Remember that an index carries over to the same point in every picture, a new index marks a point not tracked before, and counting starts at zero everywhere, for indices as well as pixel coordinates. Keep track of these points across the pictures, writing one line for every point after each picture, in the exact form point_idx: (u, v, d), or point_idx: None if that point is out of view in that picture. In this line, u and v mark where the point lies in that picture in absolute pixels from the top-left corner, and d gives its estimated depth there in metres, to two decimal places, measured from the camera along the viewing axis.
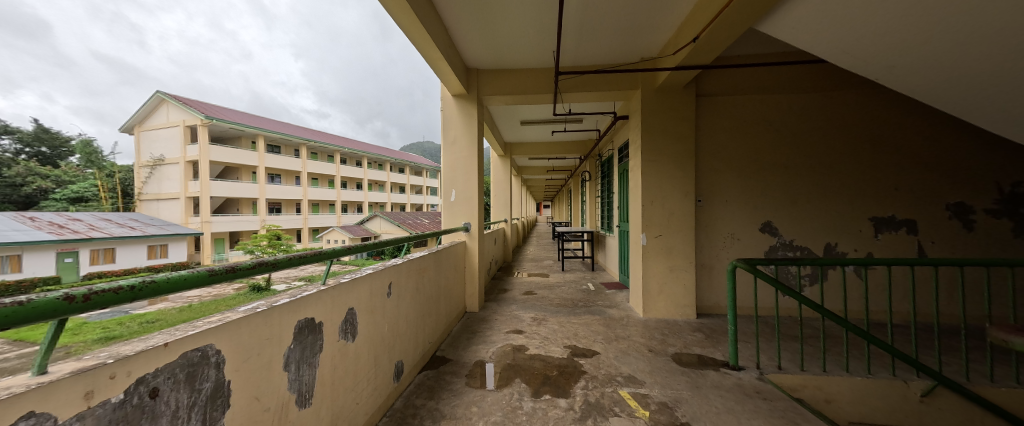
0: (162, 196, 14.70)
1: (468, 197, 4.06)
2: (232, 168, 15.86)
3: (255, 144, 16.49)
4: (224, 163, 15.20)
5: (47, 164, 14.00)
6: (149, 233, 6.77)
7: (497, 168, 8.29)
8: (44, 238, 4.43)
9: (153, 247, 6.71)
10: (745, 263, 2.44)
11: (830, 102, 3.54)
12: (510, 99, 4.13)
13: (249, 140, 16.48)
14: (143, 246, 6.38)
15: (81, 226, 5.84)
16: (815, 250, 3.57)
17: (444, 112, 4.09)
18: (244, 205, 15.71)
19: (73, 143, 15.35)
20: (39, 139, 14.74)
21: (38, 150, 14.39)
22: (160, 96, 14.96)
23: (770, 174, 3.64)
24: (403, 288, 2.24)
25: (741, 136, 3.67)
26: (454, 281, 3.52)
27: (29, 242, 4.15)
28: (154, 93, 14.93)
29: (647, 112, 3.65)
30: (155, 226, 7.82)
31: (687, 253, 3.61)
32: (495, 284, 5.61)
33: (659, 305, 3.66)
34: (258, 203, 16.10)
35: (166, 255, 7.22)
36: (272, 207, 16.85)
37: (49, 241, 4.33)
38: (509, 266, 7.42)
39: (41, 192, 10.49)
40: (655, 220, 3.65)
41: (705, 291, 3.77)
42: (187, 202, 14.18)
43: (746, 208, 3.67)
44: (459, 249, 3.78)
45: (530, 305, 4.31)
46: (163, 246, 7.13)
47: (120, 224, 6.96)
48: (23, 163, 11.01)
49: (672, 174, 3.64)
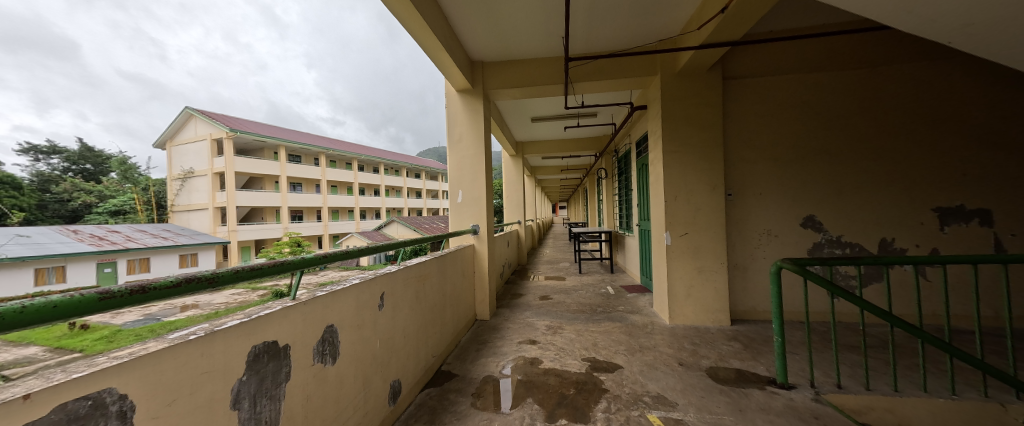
0: (191, 207, 15.32)
1: (476, 198, 3.82)
2: (255, 178, 16.40)
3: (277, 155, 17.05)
4: (248, 174, 15.73)
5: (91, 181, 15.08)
6: (182, 242, 7.15)
7: (508, 168, 8.09)
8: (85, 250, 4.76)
9: (185, 256, 7.12)
10: (793, 264, 2.09)
11: (881, 78, 3.11)
12: (518, 93, 3.88)
13: (271, 150, 17.03)
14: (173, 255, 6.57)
15: (119, 238, 6.31)
16: (868, 247, 3.15)
17: (448, 109, 3.89)
18: (267, 213, 16.17)
19: (112, 160, 16.24)
20: (83, 157, 15.96)
21: (83, 168, 15.61)
22: (188, 112, 15.68)
23: (811, 163, 3.24)
24: (399, 299, 2.02)
25: (777, 121, 3.29)
26: (461, 287, 3.31)
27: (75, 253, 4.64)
28: (182, 109, 15.62)
29: (668, 99, 3.34)
30: (185, 236, 8.18)
31: (717, 253, 3.26)
32: (509, 288, 5.37)
33: (688, 310, 3.31)
34: (280, 211, 16.54)
35: (197, 263, 7.65)
36: (293, 215, 17.27)
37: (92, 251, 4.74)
38: (524, 269, 7.17)
39: (85, 206, 13.11)
40: (680, 217, 3.32)
41: (741, 294, 3.38)
42: (215, 212, 14.74)
43: (784, 201, 3.29)
44: (467, 254, 3.57)
45: (545, 311, 4.04)
46: (194, 254, 7.56)
47: (154, 235, 7.28)
48: (70, 181, 13.75)
49: (698, 166, 3.31)
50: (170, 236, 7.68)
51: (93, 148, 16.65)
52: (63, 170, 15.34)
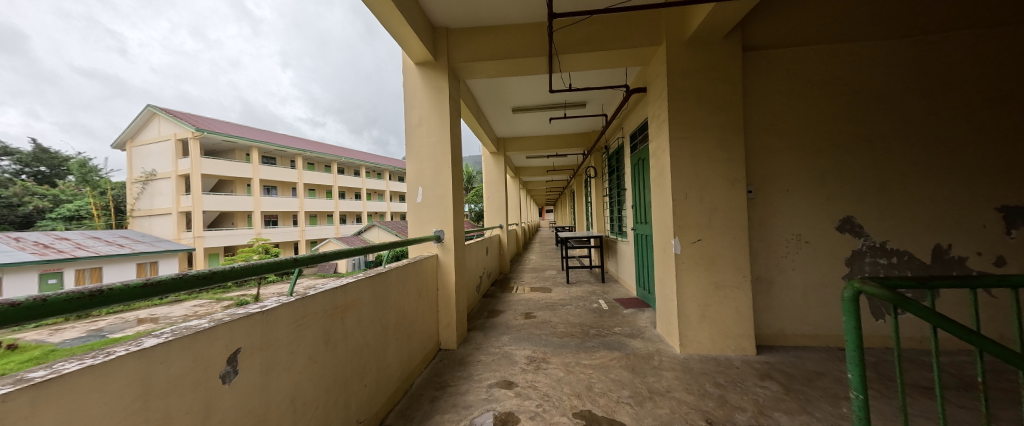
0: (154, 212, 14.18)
1: (439, 197, 3.07)
2: (225, 181, 15.29)
3: (250, 156, 16.04)
4: (216, 176, 14.64)
5: (44, 183, 13.64)
6: (140, 250, 6.38)
7: (490, 167, 7.39)
8: (25, 259, 4.11)
9: (144, 265, 6.38)
10: (899, 294, 1.29)
11: (927, 50, 2.57)
12: (491, 69, 3.18)
13: (243, 152, 15.97)
14: (131, 264, 5.86)
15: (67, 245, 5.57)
16: (918, 256, 2.57)
17: (407, 88, 3.15)
18: (239, 218, 15.10)
19: (69, 161, 14.64)
20: (37, 158, 14.46)
21: (35, 170, 14.05)
22: (150, 110, 14.33)
23: (845, 152, 2.67)
24: (279, 353, 1.26)
25: (803, 101, 2.72)
26: (416, 311, 2.55)
27: (10, 263, 3.99)
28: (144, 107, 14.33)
29: (676, 74, 2.72)
30: (143, 243, 7.31)
31: (737, 264, 2.63)
32: (487, 303, 4.64)
33: (703, 336, 2.66)
34: (252, 216, 15.37)
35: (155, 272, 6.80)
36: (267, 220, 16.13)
37: (31, 261, 4.11)
38: (507, 278, 6.46)
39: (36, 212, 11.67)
40: (690, 220, 2.69)
41: (765, 314, 2.75)
42: (179, 217, 13.57)
43: (815, 198, 2.69)
44: (426, 267, 2.82)
45: (526, 335, 3.32)
46: (154, 263, 6.70)
47: (107, 240, 6.41)
48: (17, 183, 12.32)
49: (712, 156, 2.68)
50: (129, 242, 6.83)
51: (49, 148, 15.19)
52: (14, 172, 13.87)
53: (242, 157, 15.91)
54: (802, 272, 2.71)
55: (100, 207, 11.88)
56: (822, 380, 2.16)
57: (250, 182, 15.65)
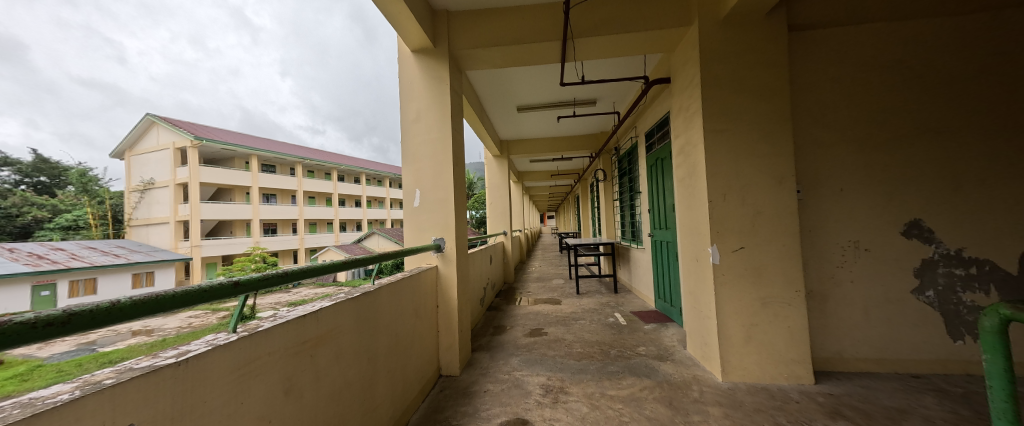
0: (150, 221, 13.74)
1: (439, 200, 2.69)
2: (225, 190, 15.08)
3: (250, 164, 15.84)
4: (216, 185, 14.41)
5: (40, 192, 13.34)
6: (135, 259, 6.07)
7: (491, 170, 7.04)
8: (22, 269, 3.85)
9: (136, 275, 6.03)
10: None
11: (1005, 26, 2.22)
12: (497, 57, 2.84)
13: (243, 160, 15.79)
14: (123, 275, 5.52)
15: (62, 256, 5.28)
16: (1001, 265, 2.19)
17: (402, 79, 2.80)
18: (238, 227, 14.86)
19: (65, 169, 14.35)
20: None
21: None
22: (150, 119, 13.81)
23: (909, 145, 2.30)
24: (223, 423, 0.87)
25: (859, 87, 2.36)
26: (414, 335, 2.17)
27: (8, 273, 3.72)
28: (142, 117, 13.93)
29: (711, 57, 2.37)
30: (137, 252, 6.99)
31: (787, 276, 2.25)
32: (492, 317, 4.24)
33: (749, 361, 2.26)
34: (252, 224, 15.08)
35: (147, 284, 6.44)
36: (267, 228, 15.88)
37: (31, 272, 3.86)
38: (511, 289, 6.04)
39: None
40: (731, 225, 2.31)
41: (818, 333, 2.37)
42: (177, 226, 13.18)
43: (875, 199, 2.32)
44: (424, 281, 2.43)
45: (539, 356, 2.92)
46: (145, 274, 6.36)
47: (102, 249, 6.10)
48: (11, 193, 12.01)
49: (754, 151, 2.31)
50: (125, 252, 6.53)
51: None
52: None
53: (243, 165, 15.73)
54: (862, 285, 2.33)
55: (97, 216, 11.63)
56: (907, 421, 1.77)
57: (250, 190, 15.42)
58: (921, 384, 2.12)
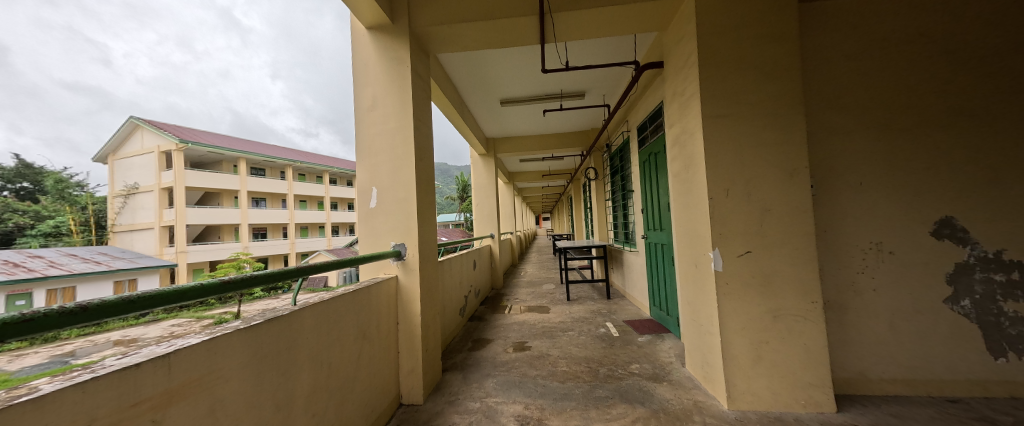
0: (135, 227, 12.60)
1: (399, 200, 2.34)
2: (213, 194, 14.67)
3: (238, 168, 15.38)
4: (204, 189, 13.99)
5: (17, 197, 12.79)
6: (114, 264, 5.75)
7: (478, 170, 6.70)
8: None
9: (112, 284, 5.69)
10: None
11: None
12: (465, 36, 2.49)
13: (231, 164, 15.34)
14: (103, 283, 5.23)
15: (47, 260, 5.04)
16: None
17: (358, 62, 2.45)
18: (226, 231, 14.42)
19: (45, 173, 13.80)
20: None
21: None
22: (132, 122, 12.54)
23: (937, 131, 1.98)
24: None
25: (878, 65, 2.05)
26: (359, 362, 1.80)
27: None
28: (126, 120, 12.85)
29: (708, 32, 2.04)
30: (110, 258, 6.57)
31: (800, 285, 1.92)
32: (473, 329, 3.89)
33: (758, 386, 1.93)
34: (241, 228, 14.52)
35: None
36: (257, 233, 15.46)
37: None
38: (499, 295, 5.68)
39: None
40: (733, 226, 1.98)
41: (835, 350, 2.04)
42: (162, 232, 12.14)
43: (899, 194, 2.00)
44: (379, 295, 2.07)
45: (518, 378, 2.55)
46: None
47: (83, 254, 5.80)
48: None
49: (759, 139, 1.99)
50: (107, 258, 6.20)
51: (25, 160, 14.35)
52: None
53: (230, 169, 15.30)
54: (886, 294, 2.00)
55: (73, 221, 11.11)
56: None
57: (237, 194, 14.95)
58: (962, 411, 1.78)
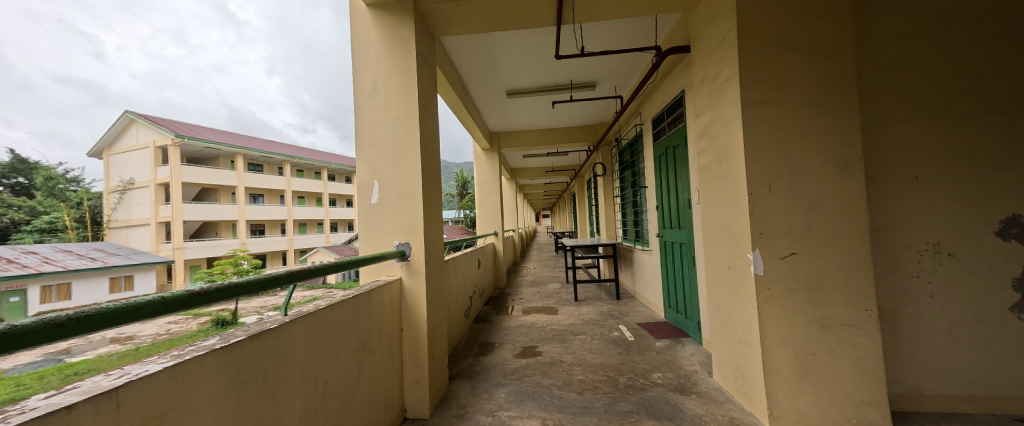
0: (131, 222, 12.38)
1: (403, 196, 2.12)
2: (209, 190, 14.38)
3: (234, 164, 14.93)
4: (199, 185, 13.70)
5: None
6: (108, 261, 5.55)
7: (481, 165, 6.47)
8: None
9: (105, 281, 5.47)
10: None
11: None
12: (475, 14, 2.27)
13: (229, 159, 14.96)
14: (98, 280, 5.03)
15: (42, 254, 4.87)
16: None
17: (358, 43, 2.22)
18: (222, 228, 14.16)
19: None
20: None
21: None
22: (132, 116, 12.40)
23: (1006, 120, 1.78)
24: None
25: (937, 46, 1.84)
26: (360, 377, 1.59)
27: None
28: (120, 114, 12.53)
29: (749, 8, 1.83)
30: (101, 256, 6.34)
31: (852, 291, 1.72)
32: (479, 332, 3.69)
33: (803, 402, 1.73)
34: (238, 225, 14.19)
35: None
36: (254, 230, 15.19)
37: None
38: (503, 295, 5.49)
39: None
40: (777, 224, 1.78)
41: (887, 362, 1.85)
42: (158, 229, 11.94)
43: (960, 190, 1.80)
44: (381, 301, 1.86)
45: (532, 388, 2.35)
46: None
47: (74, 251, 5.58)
48: None
49: (806, 128, 1.78)
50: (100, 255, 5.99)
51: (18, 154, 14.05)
52: None
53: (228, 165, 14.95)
54: (945, 301, 1.81)
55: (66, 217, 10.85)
56: None
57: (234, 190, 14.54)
58: None
